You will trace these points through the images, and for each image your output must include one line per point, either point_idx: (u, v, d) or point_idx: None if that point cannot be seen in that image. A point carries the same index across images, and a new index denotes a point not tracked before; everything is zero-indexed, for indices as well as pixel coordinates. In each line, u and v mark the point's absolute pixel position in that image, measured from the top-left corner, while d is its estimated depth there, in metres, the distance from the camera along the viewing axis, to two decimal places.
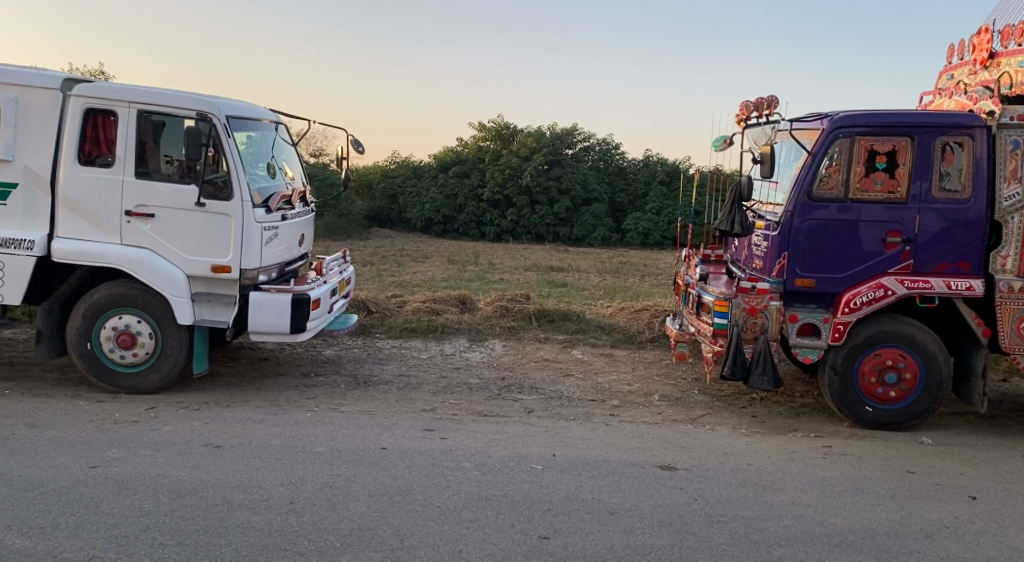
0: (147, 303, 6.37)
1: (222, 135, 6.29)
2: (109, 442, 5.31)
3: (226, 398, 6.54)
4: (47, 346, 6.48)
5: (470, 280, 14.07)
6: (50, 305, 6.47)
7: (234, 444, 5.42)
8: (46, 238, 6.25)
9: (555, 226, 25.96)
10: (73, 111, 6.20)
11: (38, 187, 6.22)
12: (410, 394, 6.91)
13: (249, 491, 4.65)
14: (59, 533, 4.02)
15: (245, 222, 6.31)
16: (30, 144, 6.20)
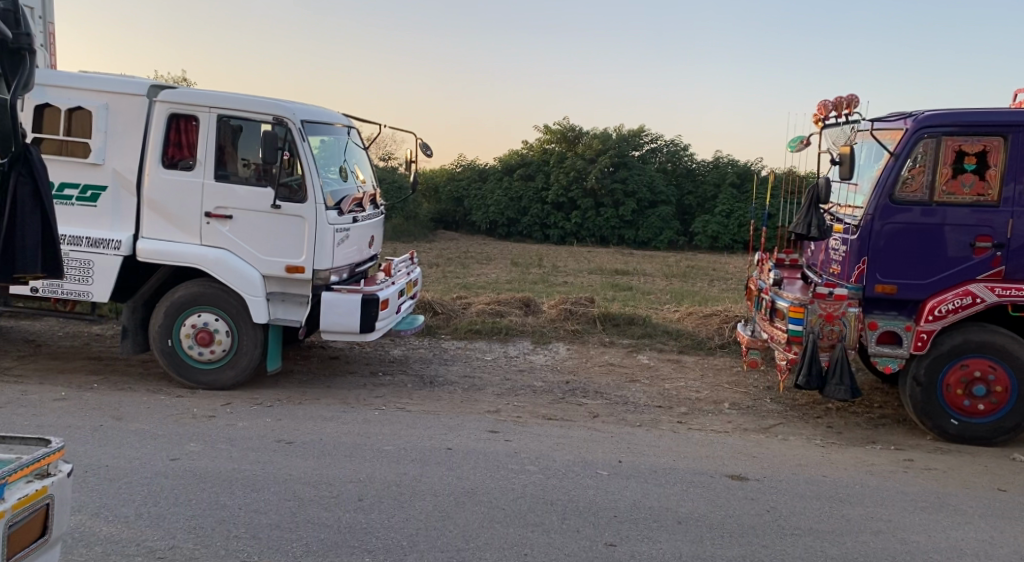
0: (224, 302, 6.58)
1: (297, 139, 6.45)
2: (188, 436, 5.50)
3: (298, 396, 6.70)
4: (131, 342, 6.76)
5: (533, 283, 14.08)
6: (135, 303, 6.74)
7: (305, 441, 5.54)
8: (132, 238, 6.51)
9: (620, 229, 25.72)
10: (158, 117, 6.45)
11: (125, 189, 6.49)
12: (475, 395, 6.94)
13: (320, 487, 4.74)
14: (142, 522, 4.17)
15: (318, 223, 6.46)
16: (118, 148, 6.47)
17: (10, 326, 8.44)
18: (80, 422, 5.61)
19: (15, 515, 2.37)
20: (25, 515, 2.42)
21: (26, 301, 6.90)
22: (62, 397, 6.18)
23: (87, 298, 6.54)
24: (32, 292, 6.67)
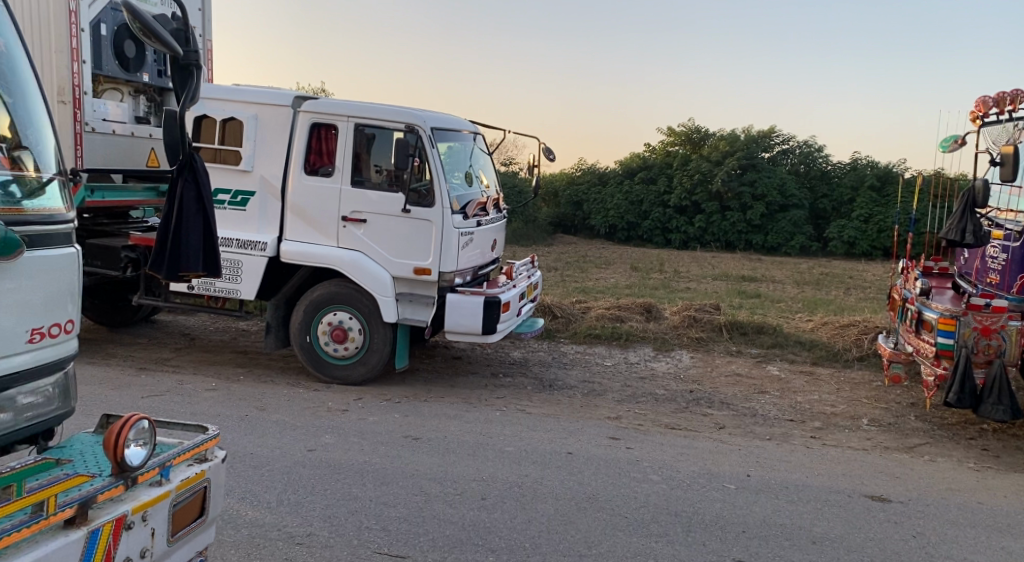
0: (358, 301, 6.87)
1: (427, 145, 6.67)
2: (324, 428, 5.78)
3: (424, 393, 6.90)
4: (274, 337, 7.17)
5: (654, 288, 13.85)
6: (278, 300, 7.14)
7: (431, 438, 5.69)
8: (276, 240, 6.91)
9: (747, 233, 24.88)
10: (302, 126, 6.82)
11: (270, 195, 6.89)
12: (596, 400, 6.91)
13: (445, 484, 4.86)
14: (283, 509, 4.41)
15: (445, 227, 6.66)
16: (265, 155, 6.88)
17: (168, 321, 9.16)
18: (228, 412, 6.00)
19: (179, 494, 2.55)
20: (187, 495, 2.60)
21: (183, 297, 7.46)
22: (213, 388, 6.64)
23: (236, 295, 7.00)
24: (188, 290, 7.20)
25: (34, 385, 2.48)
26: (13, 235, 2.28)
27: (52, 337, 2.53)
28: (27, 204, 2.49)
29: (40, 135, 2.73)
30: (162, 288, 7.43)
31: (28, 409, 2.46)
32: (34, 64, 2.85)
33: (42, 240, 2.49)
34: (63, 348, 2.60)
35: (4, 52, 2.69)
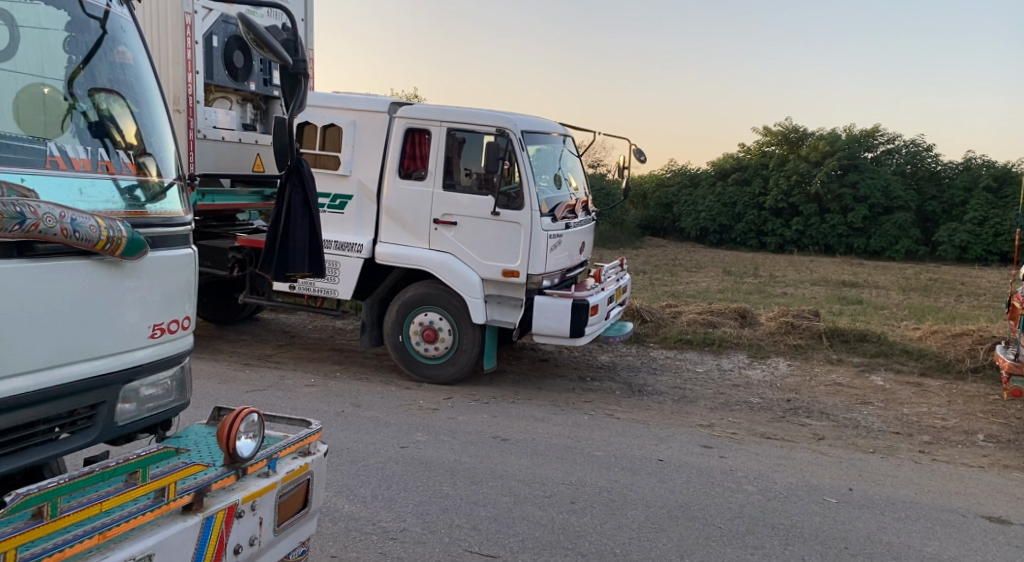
0: (447, 302, 6.98)
1: (517, 148, 6.72)
2: (416, 426, 5.89)
3: (512, 394, 6.95)
4: (369, 336, 7.37)
5: (748, 293, 13.48)
6: (372, 300, 7.32)
7: (519, 439, 5.72)
8: (371, 242, 7.10)
9: (848, 236, 23.92)
10: (397, 131, 6.98)
11: (367, 198, 7.08)
12: (687, 407, 6.78)
13: (534, 486, 4.87)
14: (377, 503, 4.53)
15: (535, 230, 6.69)
16: (362, 160, 7.08)
17: (270, 319, 9.55)
18: (325, 407, 6.20)
19: (285, 486, 2.65)
20: (292, 486, 2.70)
21: (284, 296, 7.76)
22: (311, 384, 6.87)
23: (333, 295, 7.23)
24: (289, 289, 7.49)
25: (155, 378, 2.62)
26: (139, 236, 2.44)
27: (172, 332, 2.69)
28: (150, 208, 2.64)
29: (161, 144, 2.89)
30: (266, 287, 7.76)
31: (150, 401, 2.61)
32: (158, 77, 3.02)
33: (163, 241, 2.63)
34: (181, 343, 2.75)
35: (132, 64, 2.87)
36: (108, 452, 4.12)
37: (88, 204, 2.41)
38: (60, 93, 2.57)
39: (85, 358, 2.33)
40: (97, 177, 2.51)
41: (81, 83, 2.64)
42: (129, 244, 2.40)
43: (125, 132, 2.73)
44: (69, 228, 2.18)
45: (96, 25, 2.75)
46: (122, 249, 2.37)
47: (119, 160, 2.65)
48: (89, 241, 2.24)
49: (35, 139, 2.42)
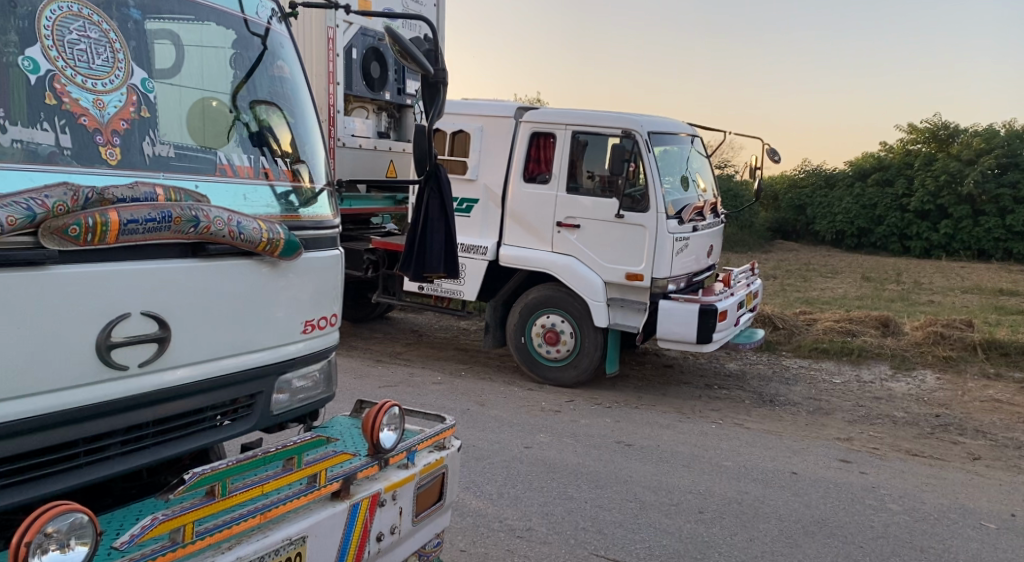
0: (569, 305, 6.99)
1: (643, 150, 6.66)
2: (539, 427, 5.95)
3: (635, 399, 6.88)
4: (492, 337, 7.50)
5: (890, 300, 12.72)
6: (495, 302, 7.44)
7: (644, 445, 5.66)
8: (495, 245, 7.23)
9: (1006, 241, 22.10)
10: (523, 135, 7.07)
11: (492, 202, 7.22)
12: (823, 419, 6.48)
13: (660, 493, 4.80)
14: (502, 501, 4.60)
15: (660, 233, 6.60)
16: (489, 164, 7.21)
17: (399, 318, 9.89)
18: (451, 405, 6.37)
19: (422, 478, 2.75)
20: (429, 479, 2.80)
21: (412, 296, 8.02)
22: (438, 381, 7.07)
23: (459, 296, 7.42)
24: (417, 290, 7.75)
25: (305, 371, 2.79)
26: (294, 238, 2.61)
27: (321, 329, 2.85)
28: (303, 212, 2.82)
29: (313, 152, 3.08)
30: (396, 288, 8.05)
31: (300, 392, 2.78)
32: (311, 89, 3.22)
33: (314, 243, 2.80)
34: (328, 339, 2.91)
35: (289, 78, 3.07)
36: (252, 439, 4.40)
37: (251, 208, 2.60)
38: (227, 106, 2.78)
39: (246, 351, 2.51)
40: (258, 183, 2.71)
41: (244, 95, 2.86)
42: (286, 245, 2.57)
43: (281, 140, 2.93)
44: (235, 230, 2.36)
45: (260, 42, 2.97)
46: (280, 250, 2.54)
47: (277, 167, 2.84)
48: (252, 243, 2.43)
49: (204, 149, 2.61)
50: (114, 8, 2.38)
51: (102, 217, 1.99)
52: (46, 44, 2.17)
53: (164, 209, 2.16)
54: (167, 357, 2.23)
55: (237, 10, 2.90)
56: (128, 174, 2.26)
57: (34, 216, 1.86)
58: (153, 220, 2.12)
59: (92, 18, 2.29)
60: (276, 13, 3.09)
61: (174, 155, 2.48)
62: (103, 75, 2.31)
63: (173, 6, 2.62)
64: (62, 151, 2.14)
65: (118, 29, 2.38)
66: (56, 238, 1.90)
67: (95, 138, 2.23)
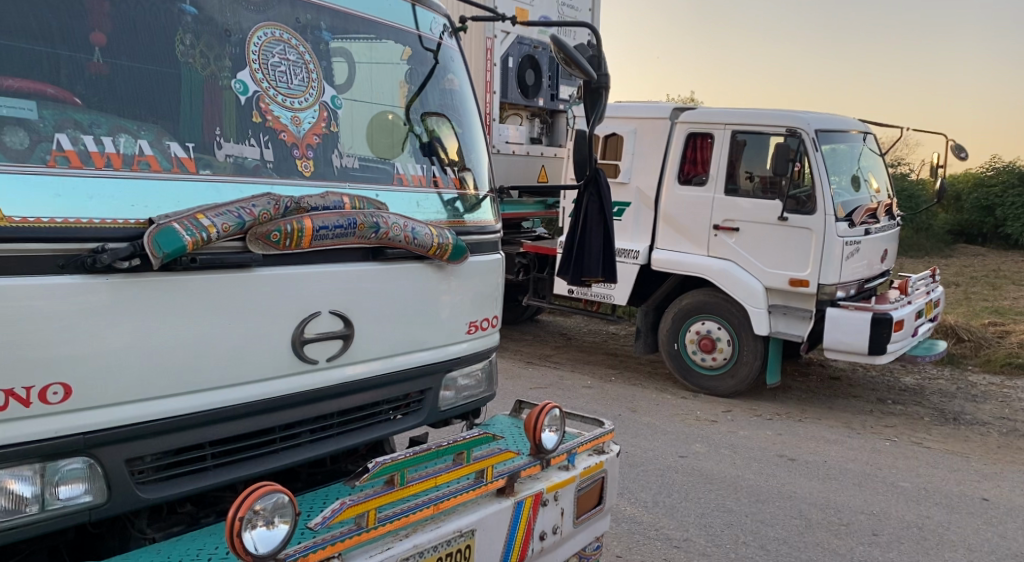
0: (727, 311, 6.76)
1: (810, 149, 6.35)
2: (695, 436, 5.80)
3: (799, 412, 6.56)
4: (644, 342, 7.40)
5: None
6: (647, 307, 7.34)
7: (809, 460, 5.39)
8: (648, 249, 7.13)
9: None
10: (679, 136, 6.93)
11: (644, 205, 7.14)
12: (1018, 442, 5.89)
13: (828, 512, 4.56)
14: (657, 509, 4.53)
15: (828, 236, 6.26)
16: (642, 166, 7.14)
17: (549, 321, 10.00)
18: (604, 409, 6.35)
19: (583, 480, 2.78)
20: (589, 482, 2.82)
21: (561, 299, 8.11)
22: (589, 386, 7.08)
23: (609, 300, 7.38)
24: (567, 293, 7.76)
25: (469, 369, 2.91)
26: (461, 243, 2.73)
27: (484, 329, 2.96)
28: (468, 217, 2.93)
29: (478, 160, 3.20)
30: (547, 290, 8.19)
31: (465, 390, 2.90)
32: (478, 101, 3.35)
33: (478, 248, 2.90)
34: (490, 339, 3.01)
35: (458, 90, 3.22)
36: (408, 434, 4.60)
37: (424, 215, 2.74)
38: (401, 119, 2.94)
39: (417, 349, 2.65)
40: (428, 191, 2.85)
41: (417, 108, 3.02)
42: (454, 250, 2.69)
43: (448, 149, 3.07)
44: (410, 235, 2.50)
45: (432, 57, 3.12)
46: (448, 254, 2.66)
47: (445, 176, 2.98)
48: (424, 247, 2.56)
49: (383, 160, 2.78)
50: (309, 31, 2.59)
51: (298, 224, 2.18)
52: (254, 67, 2.39)
53: (350, 216, 2.33)
54: (350, 354, 2.40)
55: (413, 27, 3.05)
56: (319, 185, 2.46)
57: (244, 223, 2.05)
58: (341, 227, 2.29)
59: (291, 42, 2.52)
60: (448, 28, 3.23)
61: (358, 166, 2.66)
62: (299, 93, 2.52)
63: (357, 25, 2.79)
64: (265, 164, 2.35)
65: (312, 50, 2.59)
66: (260, 244, 2.10)
67: (293, 151, 2.44)
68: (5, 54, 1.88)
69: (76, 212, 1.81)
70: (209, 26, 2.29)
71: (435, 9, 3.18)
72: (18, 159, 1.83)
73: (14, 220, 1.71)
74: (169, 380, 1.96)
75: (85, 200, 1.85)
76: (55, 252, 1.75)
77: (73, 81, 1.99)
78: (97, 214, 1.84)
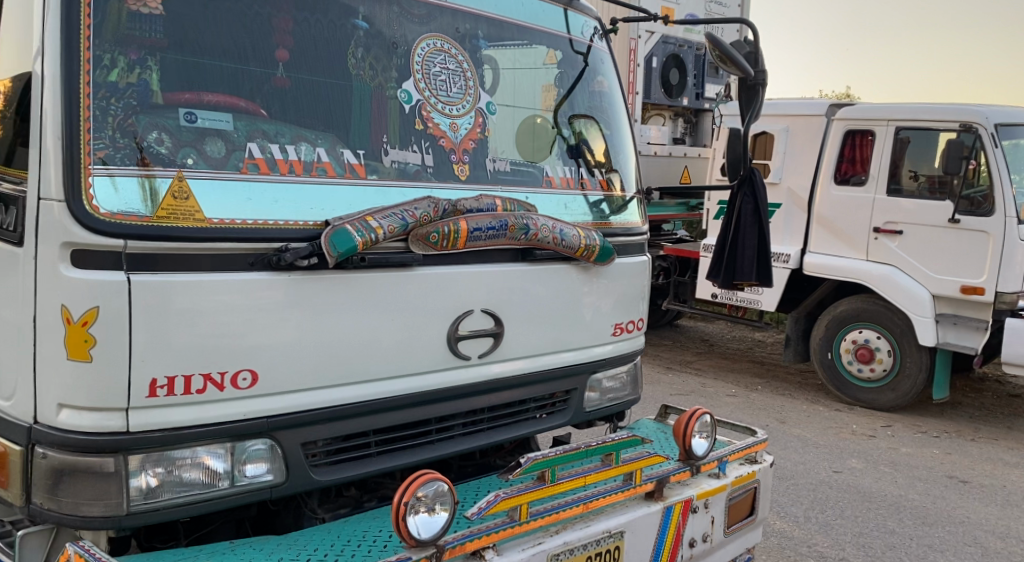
0: (888, 319, 6.33)
1: (988, 146, 5.85)
2: (851, 451, 5.49)
3: (971, 431, 6.05)
4: (793, 351, 7.05)
5: None
6: (798, 314, 7.00)
7: (984, 484, 4.96)
8: (799, 252, 6.81)
9: None
10: (836, 133, 6.58)
11: (796, 206, 6.83)
12: None
13: (1008, 541, 4.18)
14: (809, 526, 4.32)
15: (1009, 240, 5.74)
16: (795, 166, 6.84)
17: (690, 326, 9.76)
18: (750, 419, 6.13)
19: (734, 490, 2.71)
20: (741, 492, 2.75)
21: (704, 304, 7.90)
22: (733, 394, 6.86)
23: (756, 305, 7.11)
24: (711, 298, 7.54)
25: (614, 371, 2.91)
26: (608, 244, 2.74)
27: (629, 332, 2.96)
28: (614, 219, 2.93)
29: (625, 161, 3.20)
30: (689, 295, 8.00)
31: (610, 391, 2.90)
32: (627, 103, 3.35)
33: (624, 249, 2.90)
34: (635, 342, 3.00)
35: (607, 92, 3.23)
36: (546, 436, 4.63)
37: (572, 217, 2.77)
38: (550, 122, 2.99)
39: (563, 350, 2.69)
40: (575, 193, 2.87)
41: (565, 111, 3.05)
42: (601, 251, 2.71)
43: (595, 151, 3.09)
44: (558, 237, 2.54)
45: (582, 60, 3.14)
46: (595, 255, 2.68)
47: (592, 177, 3.00)
48: (571, 248, 2.59)
49: (531, 163, 2.83)
50: (468, 40, 2.69)
51: (455, 225, 2.27)
52: (417, 77, 2.52)
53: (502, 217, 2.39)
54: (500, 351, 2.47)
55: (564, 31, 3.09)
56: (474, 188, 2.55)
57: (407, 225, 2.16)
58: (493, 228, 2.36)
59: (451, 52, 2.63)
60: (598, 30, 3.25)
61: (509, 169, 2.73)
62: (458, 100, 2.63)
63: (512, 32, 2.86)
64: (426, 169, 2.46)
65: (470, 59, 2.68)
66: (421, 244, 2.20)
67: (450, 156, 2.54)
68: (206, 72, 2.07)
69: (264, 214, 1.98)
70: (379, 39, 2.43)
71: (586, 12, 3.20)
72: (216, 167, 2.02)
73: (212, 221, 1.89)
74: (339, 371, 2.10)
75: (271, 203, 2.02)
76: (246, 251, 1.92)
77: (260, 94, 2.17)
78: (281, 216, 2.01)
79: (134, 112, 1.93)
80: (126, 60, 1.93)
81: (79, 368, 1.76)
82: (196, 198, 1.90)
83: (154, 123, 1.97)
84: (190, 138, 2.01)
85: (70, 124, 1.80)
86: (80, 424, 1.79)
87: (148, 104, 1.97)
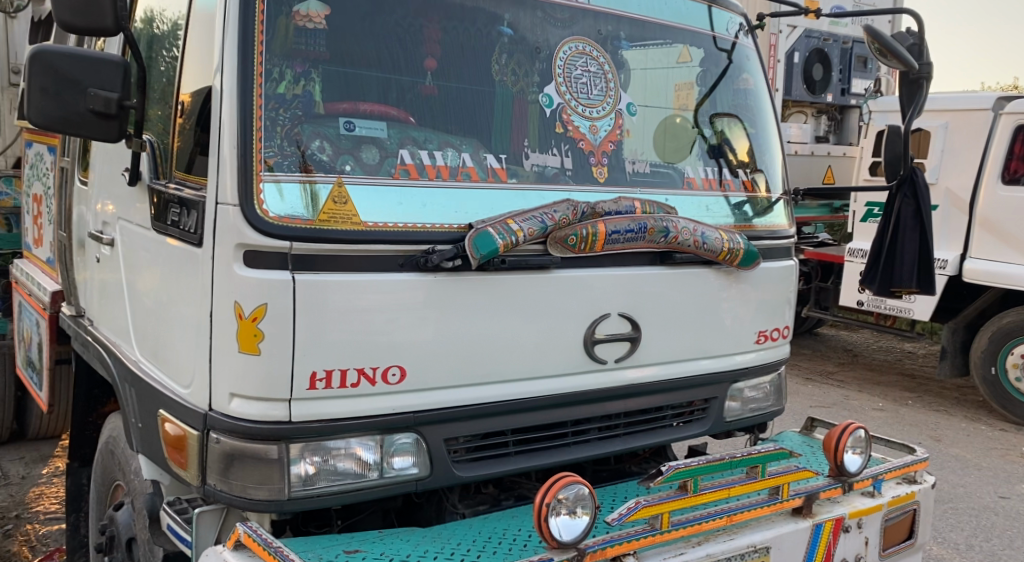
0: None
1: None
2: (1019, 476, 5.02)
3: None
4: (950, 364, 6.53)
5: None
6: (956, 324, 6.47)
7: None
8: (958, 258, 6.32)
9: None
10: (1004, 128, 6.03)
11: (955, 208, 6.33)
12: None
13: None
14: (971, 554, 3.99)
15: None
16: (955, 165, 6.36)
17: (833, 335, 9.27)
18: (901, 435, 5.73)
19: (891, 510, 2.54)
20: (898, 513, 2.58)
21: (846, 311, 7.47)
22: (881, 408, 6.44)
23: (908, 314, 6.66)
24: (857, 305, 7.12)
25: (757, 381, 2.81)
26: (753, 248, 2.64)
27: (773, 340, 2.85)
28: (757, 221, 2.83)
29: (771, 162, 3.08)
30: (830, 301, 7.59)
31: (752, 401, 2.80)
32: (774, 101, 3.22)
33: (769, 253, 2.80)
34: (779, 351, 2.89)
35: (752, 89, 3.12)
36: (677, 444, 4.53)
37: (713, 219, 2.70)
38: (689, 121, 2.91)
39: (703, 356, 2.62)
40: (716, 195, 2.79)
41: (706, 110, 2.96)
42: (745, 255, 2.62)
43: (737, 151, 2.99)
44: (700, 240, 2.48)
45: (726, 57, 3.05)
46: (739, 259, 2.59)
47: (735, 178, 2.91)
48: (713, 252, 2.52)
49: (670, 164, 2.78)
50: (609, 42, 2.68)
51: (593, 228, 2.26)
52: (558, 81, 2.53)
53: (641, 220, 2.36)
54: (638, 355, 2.44)
55: (708, 28, 3.01)
56: (613, 190, 2.53)
57: (546, 228, 2.17)
58: (632, 231, 2.33)
59: (593, 55, 2.63)
60: (744, 27, 3.15)
61: (648, 171, 2.70)
62: (598, 103, 2.63)
63: (654, 32, 2.82)
64: (565, 172, 2.47)
65: (612, 61, 2.67)
66: (560, 247, 2.20)
67: (589, 159, 2.54)
68: (362, 82, 2.18)
69: (412, 217, 2.06)
70: (522, 45, 2.47)
71: (732, 9, 3.11)
72: (371, 172, 2.11)
73: (367, 224, 1.98)
74: (480, 370, 2.14)
75: (418, 207, 2.09)
76: (397, 252, 2.00)
77: (410, 102, 2.25)
78: (428, 220, 2.08)
79: (299, 122, 2.06)
80: (292, 73, 2.06)
81: (248, 360, 1.89)
82: (353, 202, 2.00)
83: (317, 131, 2.08)
84: (348, 146, 2.12)
85: (243, 134, 1.94)
86: (248, 412, 1.92)
87: (311, 114, 2.09)
